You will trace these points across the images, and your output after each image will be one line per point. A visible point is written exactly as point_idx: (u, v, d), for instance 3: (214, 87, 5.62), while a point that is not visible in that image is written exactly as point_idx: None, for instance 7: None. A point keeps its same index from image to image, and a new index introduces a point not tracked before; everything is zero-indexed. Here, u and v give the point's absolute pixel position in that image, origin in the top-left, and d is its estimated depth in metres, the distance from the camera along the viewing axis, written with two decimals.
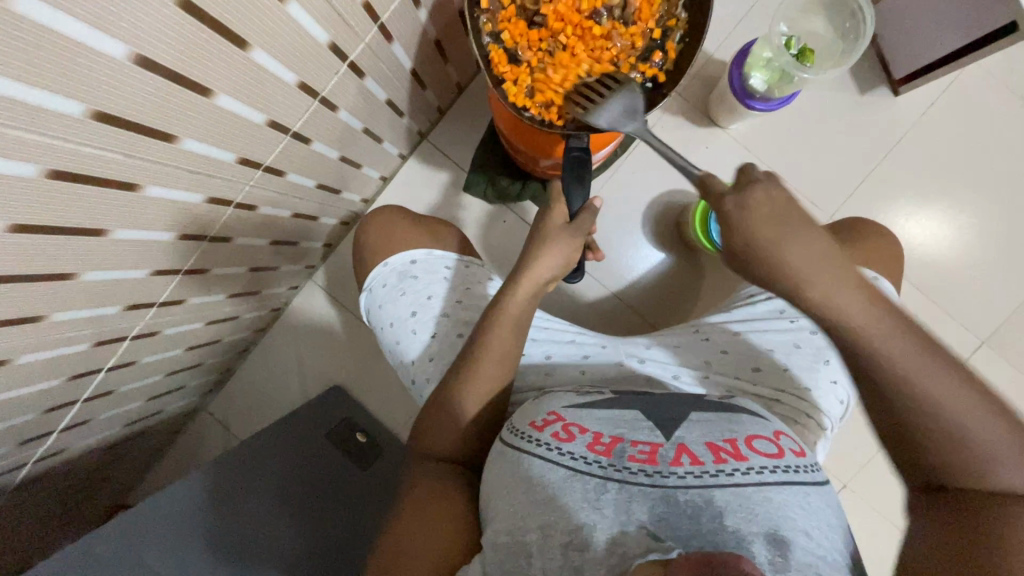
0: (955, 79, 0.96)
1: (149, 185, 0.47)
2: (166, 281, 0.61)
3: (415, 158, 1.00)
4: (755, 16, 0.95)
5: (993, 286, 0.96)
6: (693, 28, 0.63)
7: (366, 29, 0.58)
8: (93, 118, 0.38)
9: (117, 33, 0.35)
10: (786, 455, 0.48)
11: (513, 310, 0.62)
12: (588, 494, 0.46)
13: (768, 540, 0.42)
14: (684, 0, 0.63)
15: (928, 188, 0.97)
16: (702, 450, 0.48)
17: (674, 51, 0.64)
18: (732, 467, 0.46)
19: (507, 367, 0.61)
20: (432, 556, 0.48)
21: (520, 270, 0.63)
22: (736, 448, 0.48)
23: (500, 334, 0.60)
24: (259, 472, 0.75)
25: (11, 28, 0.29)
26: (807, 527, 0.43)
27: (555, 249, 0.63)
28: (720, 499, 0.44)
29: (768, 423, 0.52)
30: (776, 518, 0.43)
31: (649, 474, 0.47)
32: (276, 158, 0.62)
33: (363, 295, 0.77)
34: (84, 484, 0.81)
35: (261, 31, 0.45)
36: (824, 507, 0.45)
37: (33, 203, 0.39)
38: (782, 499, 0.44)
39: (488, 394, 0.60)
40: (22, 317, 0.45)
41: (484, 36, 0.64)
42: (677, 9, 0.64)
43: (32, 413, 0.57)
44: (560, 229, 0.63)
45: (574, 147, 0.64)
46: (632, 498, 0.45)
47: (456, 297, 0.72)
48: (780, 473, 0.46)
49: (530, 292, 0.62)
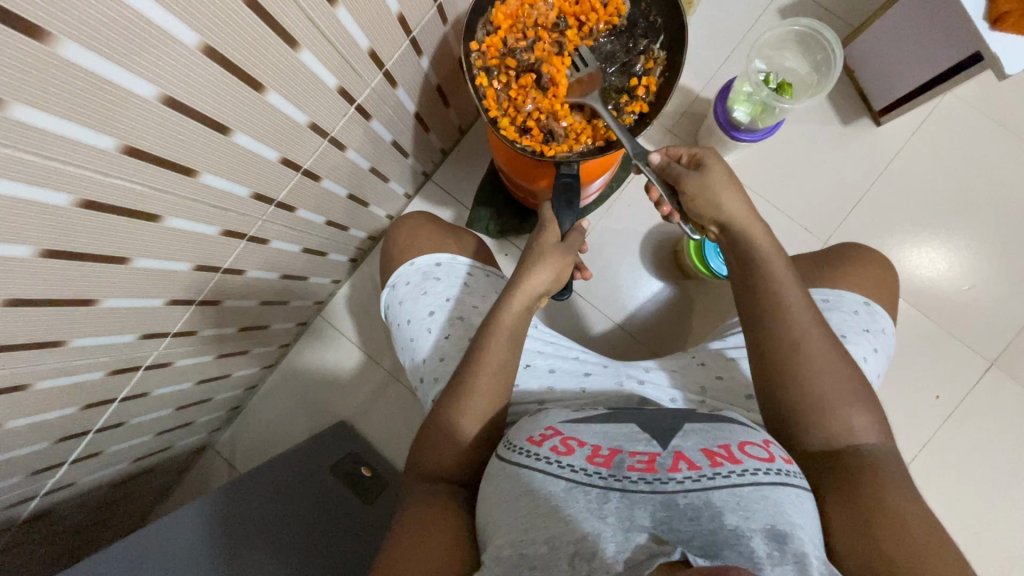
0: (936, 106, 0.99)
1: (169, 217, 0.52)
2: (181, 311, 0.65)
3: (420, 197, 1.05)
4: (737, 57, 1.01)
5: (996, 306, 0.96)
6: (671, 64, 0.68)
7: (371, 75, 0.64)
8: (122, 152, 0.42)
9: (149, 76, 0.40)
10: (777, 459, 0.48)
11: (507, 321, 0.62)
12: (591, 504, 0.46)
13: (767, 535, 0.43)
14: (661, 40, 0.67)
15: (922, 213, 0.99)
16: (697, 456, 0.48)
17: (655, 85, 0.68)
18: (727, 470, 0.46)
19: (504, 379, 0.61)
20: (435, 559, 0.48)
21: (514, 282, 0.64)
22: (730, 452, 0.49)
23: (498, 345, 0.61)
24: (259, 502, 0.76)
25: (56, 70, 0.34)
26: (801, 522, 0.45)
27: (547, 264, 0.64)
28: (718, 500, 0.45)
29: (757, 432, 0.53)
30: (774, 514, 0.44)
31: (648, 481, 0.47)
32: (287, 195, 0.66)
33: (383, 291, 0.78)
34: (94, 519, 0.83)
35: (276, 76, 0.51)
36: (813, 505, 0.47)
37: (62, 232, 0.43)
38: (777, 498, 0.45)
39: (495, 408, 0.61)
40: (47, 341, 0.50)
41: (475, 71, 0.68)
42: (656, 47, 0.68)
43: (46, 441, 0.60)
44: (554, 246, 0.65)
45: (564, 173, 0.68)
46: (635, 505, 0.46)
47: (473, 302, 0.74)
48: (773, 475, 0.47)
49: (523, 304, 0.63)
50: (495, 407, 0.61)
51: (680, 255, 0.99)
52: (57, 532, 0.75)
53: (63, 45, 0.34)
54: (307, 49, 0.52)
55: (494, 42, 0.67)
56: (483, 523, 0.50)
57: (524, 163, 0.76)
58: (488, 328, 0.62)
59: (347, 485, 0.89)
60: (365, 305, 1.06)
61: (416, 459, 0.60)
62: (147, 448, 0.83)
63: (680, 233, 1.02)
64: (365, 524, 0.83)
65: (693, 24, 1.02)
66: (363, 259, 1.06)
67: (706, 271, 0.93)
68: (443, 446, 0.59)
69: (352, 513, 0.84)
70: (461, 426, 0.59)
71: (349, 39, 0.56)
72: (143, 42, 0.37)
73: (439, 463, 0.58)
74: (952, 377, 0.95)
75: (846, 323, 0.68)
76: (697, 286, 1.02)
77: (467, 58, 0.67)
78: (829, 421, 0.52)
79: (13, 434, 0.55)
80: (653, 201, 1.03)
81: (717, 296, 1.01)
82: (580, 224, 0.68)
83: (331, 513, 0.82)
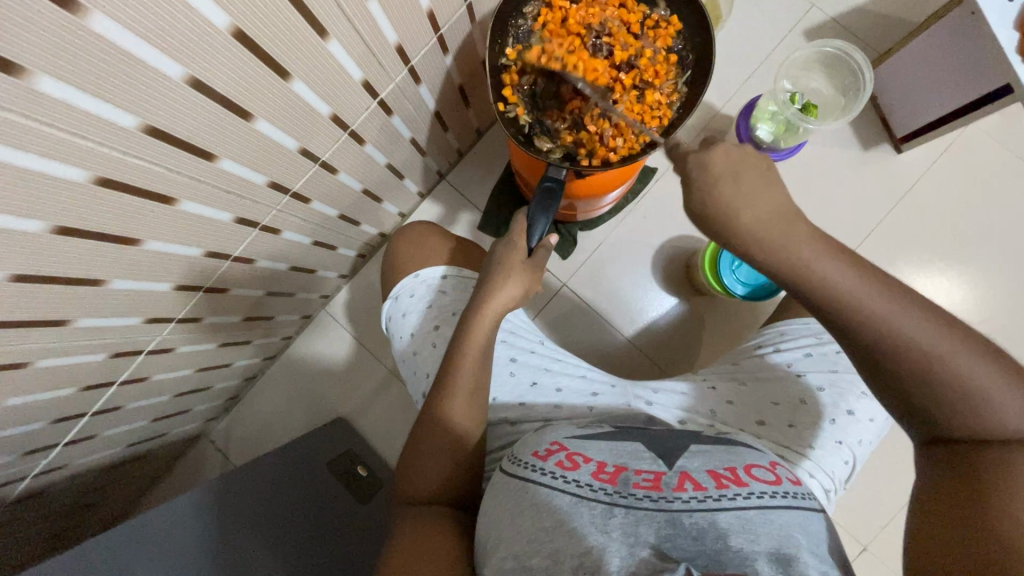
0: (957, 137, 0.99)
1: (185, 201, 0.51)
2: (188, 296, 0.64)
3: (432, 197, 1.04)
4: (761, 75, 1.00)
5: (1009, 341, 0.95)
6: (689, 104, 0.68)
7: (396, 70, 0.63)
8: (142, 131, 0.42)
9: (175, 56, 0.39)
10: (784, 483, 0.48)
11: (477, 341, 0.62)
12: (596, 518, 0.45)
13: (772, 559, 0.41)
14: (687, 78, 0.68)
15: (939, 243, 0.98)
16: (704, 477, 0.48)
17: (669, 119, 0.68)
18: (733, 492, 0.45)
19: (481, 398, 0.61)
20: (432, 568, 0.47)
21: (479, 302, 0.63)
22: (737, 474, 0.48)
23: (465, 370, 0.61)
24: (251, 494, 0.75)
25: (80, 42, 0.33)
26: (811, 546, 0.43)
27: (513, 283, 0.64)
28: (724, 521, 0.44)
29: (765, 454, 0.53)
30: (779, 538, 0.43)
31: (653, 499, 0.46)
32: (304, 186, 0.66)
33: (387, 301, 0.77)
34: (83, 504, 0.81)
35: (302, 64, 0.50)
36: (822, 532, 0.45)
37: (76, 209, 0.42)
38: (785, 521, 0.44)
39: (482, 393, 0.62)
40: (52, 319, 0.49)
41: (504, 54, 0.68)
42: (681, 83, 0.68)
43: (42, 421, 0.59)
44: (520, 263, 0.65)
45: (549, 176, 0.66)
46: (640, 522, 0.44)
47: (452, 309, 0.73)
48: (781, 498, 0.45)
49: (491, 324, 0.63)
50: (475, 409, 0.61)
51: (693, 271, 0.98)
52: (46, 515, 0.73)
53: (93, 19, 0.33)
54: (335, 40, 0.51)
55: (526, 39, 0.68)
56: (482, 536, 0.49)
57: (525, 158, 0.75)
58: (460, 342, 0.62)
59: (344, 484, 0.88)
60: (369, 301, 1.05)
61: (412, 477, 0.59)
62: (143, 434, 0.82)
63: (693, 249, 1.01)
64: (361, 525, 0.82)
65: (718, 39, 1.01)
66: (372, 255, 1.05)
67: (720, 287, 0.92)
68: (438, 451, 0.59)
69: (347, 513, 0.83)
70: (462, 432, 0.60)
71: (377, 33, 0.55)
72: (171, 18, 0.36)
73: (432, 485, 0.58)
74: None
75: None
76: (708, 304, 1.01)
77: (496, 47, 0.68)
78: None
79: (11, 412, 0.53)
80: (669, 214, 1.02)
81: (726, 316, 1.00)
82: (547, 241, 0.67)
83: (324, 513, 0.81)
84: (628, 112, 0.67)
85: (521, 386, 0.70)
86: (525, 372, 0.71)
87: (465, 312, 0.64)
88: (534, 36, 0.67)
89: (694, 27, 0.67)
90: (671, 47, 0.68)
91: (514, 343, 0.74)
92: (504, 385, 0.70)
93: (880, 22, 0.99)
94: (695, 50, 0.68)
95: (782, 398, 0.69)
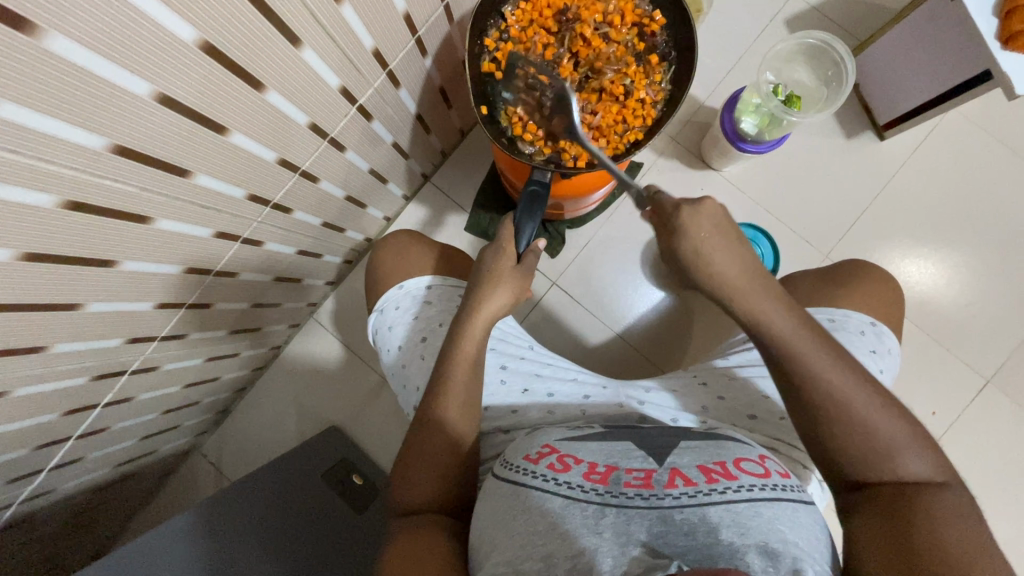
0: (939, 122, 0.99)
1: (160, 219, 0.50)
2: (169, 314, 0.62)
3: (417, 200, 1.03)
4: (743, 66, 1.00)
5: (994, 323, 0.96)
6: (671, 102, 0.68)
7: (374, 75, 0.62)
8: (112, 151, 0.40)
9: (143, 73, 0.38)
10: (773, 475, 0.48)
11: (468, 349, 0.61)
12: (588, 520, 0.45)
13: (762, 551, 0.42)
14: (670, 75, 0.67)
15: (923, 228, 0.99)
16: (694, 472, 0.47)
17: (652, 118, 0.68)
18: (724, 486, 0.46)
19: (473, 405, 0.61)
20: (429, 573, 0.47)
21: (469, 309, 0.63)
22: (726, 468, 0.48)
23: (458, 379, 0.60)
24: (244, 510, 0.73)
25: (39, 63, 0.32)
26: (796, 538, 0.43)
27: (504, 289, 0.63)
28: (715, 515, 0.44)
29: (752, 447, 0.52)
30: (766, 530, 0.43)
31: (645, 497, 0.46)
32: (284, 197, 0.64)
33: (371, 315, 0.76)
34: (73, 527, 0.80)
35: (276, 74, 0.48)
36: (812, 523, 0.45)
37: (46, 234, 0.41)
38: (771, 513, 0.44)
39: (474, 399, 0.61)
40: (29, 347, 0.47)
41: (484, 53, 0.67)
42: (664, 80, 0.68)
43: (25, 448, 0.57)
44: (510, 270, 0.64)
45: (534, 180, 0.65)
46: (632, 521, 0.44)
47: (437, 320, 0.72)
48: (769, 490, 0.46)
49: (482, 329, 0.62)
50: (474, 405, 0.61)
51: None
52: (36, 541, 0.72)
53: (50, 39, 0.31)
54: (309, 48, 0.49)
55: (505, 39, 0.67)
56: (475, 543, 0.49)
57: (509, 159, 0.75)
58: (451, 351, 0.61)
59: (339, 493, 0.87)
60: (357, 308, 1.04)
61: (405, 485, 0.58)
62: (131, 452, 0.81)
63: None
64: (358, 535, 0.82)
65: (700, 32, 1.01)
66: (358, 261, 1.03)
67: None
68: (432, 453, 0.58)
69: (343, 524, 0.82)
70: (458, 433, 0.60)
71: (353, 38, 0.54)
72: (137, 36, 0.35)
73: (429, 495, 0.57)
74: (949, 391, 0.95)
75: (852, 343, 0.67)
76: (698, 298, 1.01)
77: (475, 48, 0.67)
78: (851, 448, 0.50)
79: None
80: None
81: (716, 309, 1.00)
82: (536, 244, 0.65)
83: (320, 524, 0.80)
84: (608, 115, 0.67)
85: (512, 394, 0.69)
86: (515, 380, 0.70)
87: (456, 319, 0.63)
88: (513, 37, 0.67)
89: (676, 24, 0.66)
90: (653, 47, 0.67)
91: (503, 350, 0.73)
92: (495, 393, 0.69)
93: (860, 10, 1.00)
94: (677, 48, 0.67)
95: (772, 391, 0.68)
